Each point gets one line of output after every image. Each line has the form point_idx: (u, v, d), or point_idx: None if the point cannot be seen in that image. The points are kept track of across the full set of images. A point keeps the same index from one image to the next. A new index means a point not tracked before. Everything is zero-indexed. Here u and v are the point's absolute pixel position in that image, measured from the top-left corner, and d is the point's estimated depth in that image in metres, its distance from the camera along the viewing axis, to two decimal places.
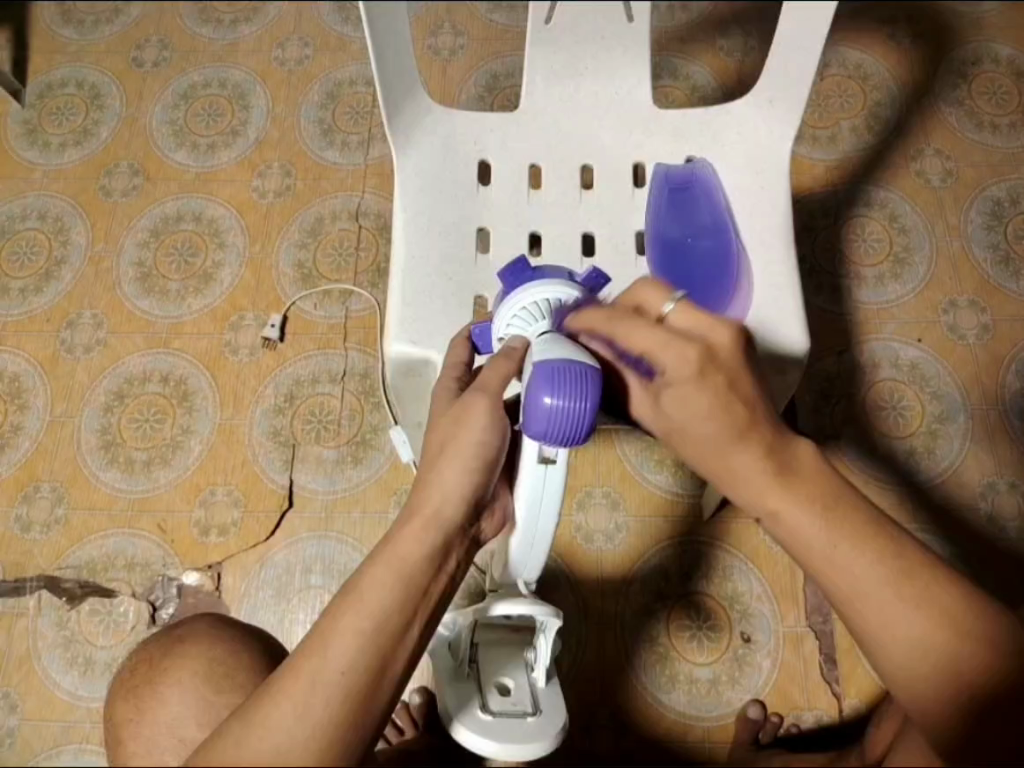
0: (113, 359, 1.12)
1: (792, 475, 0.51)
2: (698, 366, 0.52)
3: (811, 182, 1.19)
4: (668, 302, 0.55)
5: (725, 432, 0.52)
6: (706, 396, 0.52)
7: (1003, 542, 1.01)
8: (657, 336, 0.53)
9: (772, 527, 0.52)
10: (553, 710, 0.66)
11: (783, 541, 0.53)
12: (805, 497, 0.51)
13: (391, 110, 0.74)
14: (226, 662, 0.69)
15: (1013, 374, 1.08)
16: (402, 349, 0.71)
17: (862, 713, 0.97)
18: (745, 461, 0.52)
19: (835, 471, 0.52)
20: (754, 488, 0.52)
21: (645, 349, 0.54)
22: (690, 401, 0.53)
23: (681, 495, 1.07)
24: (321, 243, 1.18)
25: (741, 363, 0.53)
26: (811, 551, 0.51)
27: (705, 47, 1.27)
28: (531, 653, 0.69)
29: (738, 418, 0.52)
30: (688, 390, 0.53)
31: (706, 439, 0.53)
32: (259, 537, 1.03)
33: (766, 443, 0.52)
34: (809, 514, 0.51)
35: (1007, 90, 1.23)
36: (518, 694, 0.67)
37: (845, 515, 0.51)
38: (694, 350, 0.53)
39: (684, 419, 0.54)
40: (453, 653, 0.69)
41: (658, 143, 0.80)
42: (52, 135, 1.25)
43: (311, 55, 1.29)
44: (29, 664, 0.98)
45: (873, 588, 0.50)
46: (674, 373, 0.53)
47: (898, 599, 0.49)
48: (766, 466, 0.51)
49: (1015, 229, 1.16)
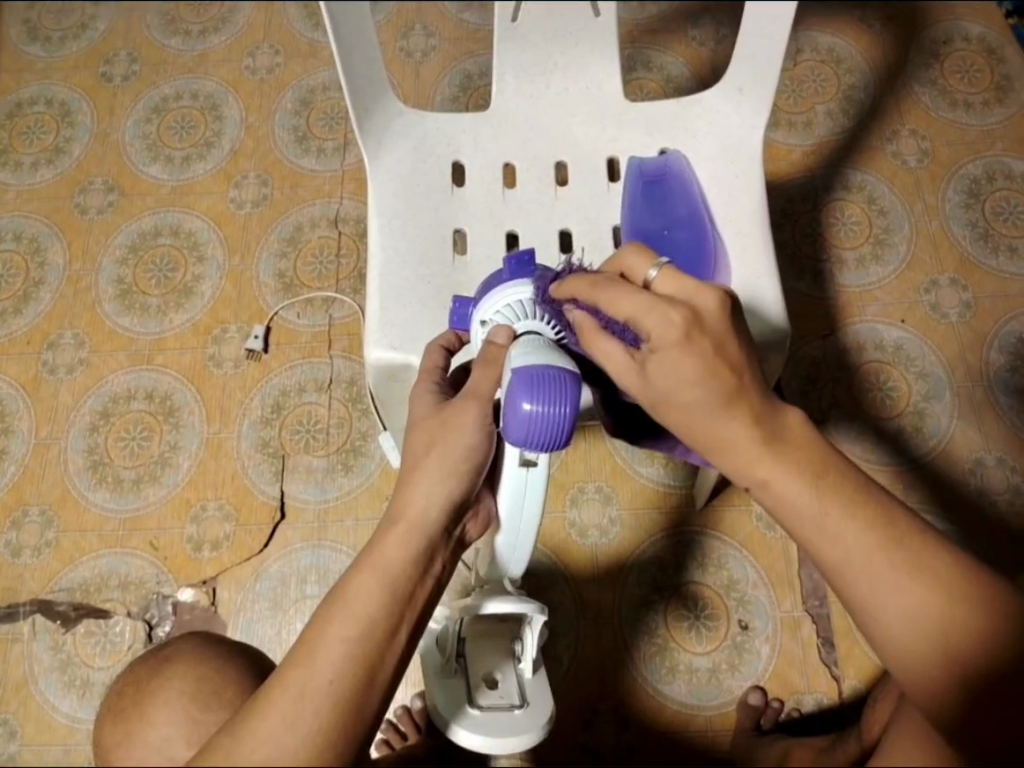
0: (96, 378, 1.11)
1: (782, 442, 0.52)
2: (685, 330, 0.51)
3: (789, 168, 1.19)
4: (652, 269, 0.56)
5: (715, 396, 0.51)
6: (693, 360, 0.51)
7: (995, 517, 1.01)
8: (642, 300, 0.52)
9: (763, 498, 0.53)
10: (540, 701, 0.67)
11: (774, 511, 0.53)
12: (794, 463, 0.51)
13: (361, 113, 0.73)
14: (213, 680, 0.69)
15: (997, 350, 1.09)
16: (383, 354, 0.71)
17: (862, 695, 0.98)
18: (734, 427, 0.52)
19: (824, 440, 0.53)
20: (743, 456, 0.52)
21: (631, 315, 0.53)
22: (678, 367, 0.51)
23: (674, 486, 1.07)
24: (301, 252, 1.17)
25: (727, 326, 0.52)
26: (802, 517, 0.51)
27: (676, 37, 1.27)
28: (518, 644, 0.68)
29: (726, 386, 0.51)
30: (675, 355, 0.51)
31: (695, 405, 0.52)
32: (252, 550, 1.03)
33: (753, 410, 0.52)
34: (801, 482, 0.51)
35: (979, 67, 1.24)
36: (505, 687, 0.67)
37: (835, 481, 0.51)
38: (680, 312, 0.51)
39: (670, 387, 0.52)
40: (441, 650, 0.68)
41: (632, 136, 0.79)
42: (24, 155, 1.24)
43: (282, 63, 1.28)
44: (26, 690, 0.97)
45: (866, 558, 0.50)
46: (659, 338, 0.51)
47: (891, 570, 0.50)
48: (756, 433, 0.52)
49: (993, 206, 1.16)
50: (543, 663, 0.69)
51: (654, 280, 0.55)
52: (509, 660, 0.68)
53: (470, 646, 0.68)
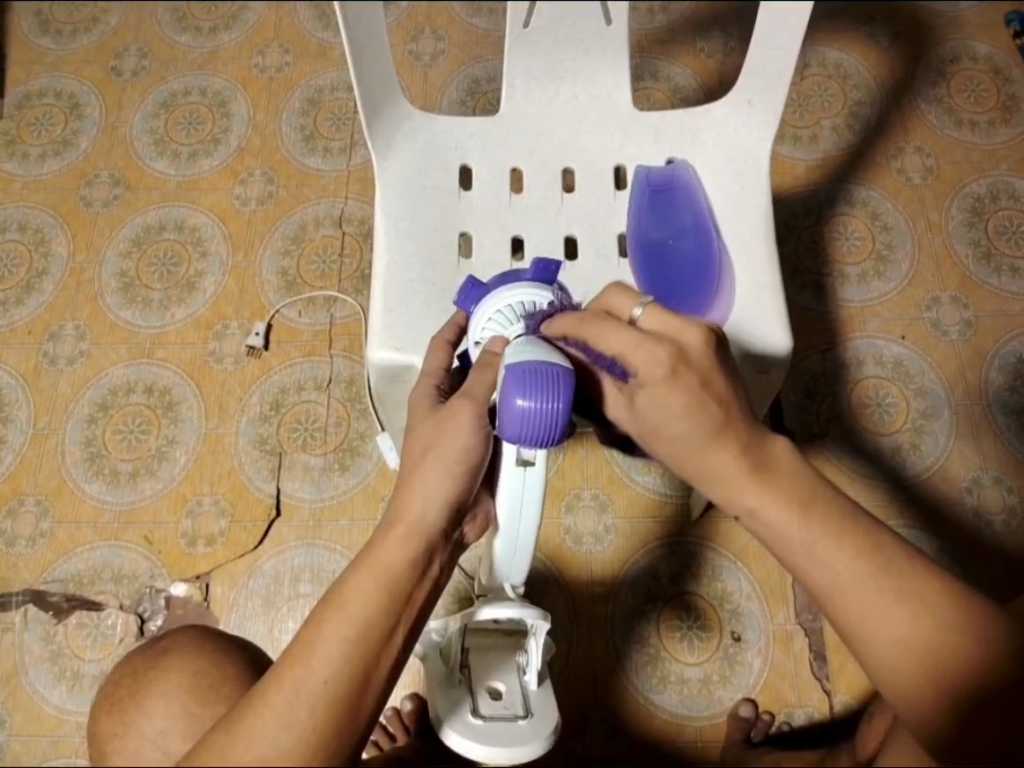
0: (96, 370, 1.12)
1: (769, 472, 0.52)
2: (670, 366, 0.52)
3: (793, 182, 1.19)
4: (638, 305, 0.56)
5: (702, 431, 0.52)
6: (679, 396, 0.52)
7: (989, 536, 1.02)
8: (628, 337, 0.53)
9: (752, 526, 0.54)
10: (545, 713, 0.66)
11: (763, 538, 0.54)
12: (782, 494, 0.52)
13: (371, 116, 0.74)
14: (211, 675, 0.69)
15: (996, 370, 1.09)
16: (385, 355, 0.71)
17: (853, 710, 0.98)
18: (721, 459, 0.52)
19: (814, 472, 0.54)
20: (731, 486, 0.53)
21: (619, 350, 0.54)
22: (665, 403, 0.53)
23: (668, 496, 1.07)
24: (304, 250, 1.17)
25: (712, 362, 0.53)
26: (791, 547, 0.52)
27: (685, 49, 1.27)
28: (523, 656, 0.68)
29: (712, 420, 0.52)
30: (661, 391, 0.52)
31: (683, 439, 0.53)
32: (246, 546, 1.03)
33: (741, 440, 0.52)
34: (787, 510, 0.52)
35: (986, 87, 1.24)
36: (510, 698, 0.66)
37: (822, 511, 0.52)
38: (665, 350, 0.52)
39: (659, 420, 0.54)
40: (446, 660, 0.69)
41: (639, 146, 0.80)
42: (31, 146, 1.24)
43: (291, 62, 1.28)
44: (16, 679, 0.97)
45: (853, 581, 0.51)
46: (646, 374, 0.53)
47: (880, 594, 0.50)
48: (743, 464, 0.52)
49: (995, 225, 1.16)
50: (548, 676, 0.69)
51: (639, 318, 0.56)
52: (514, 671, 0.68)
53: (473, 656, 0.68)
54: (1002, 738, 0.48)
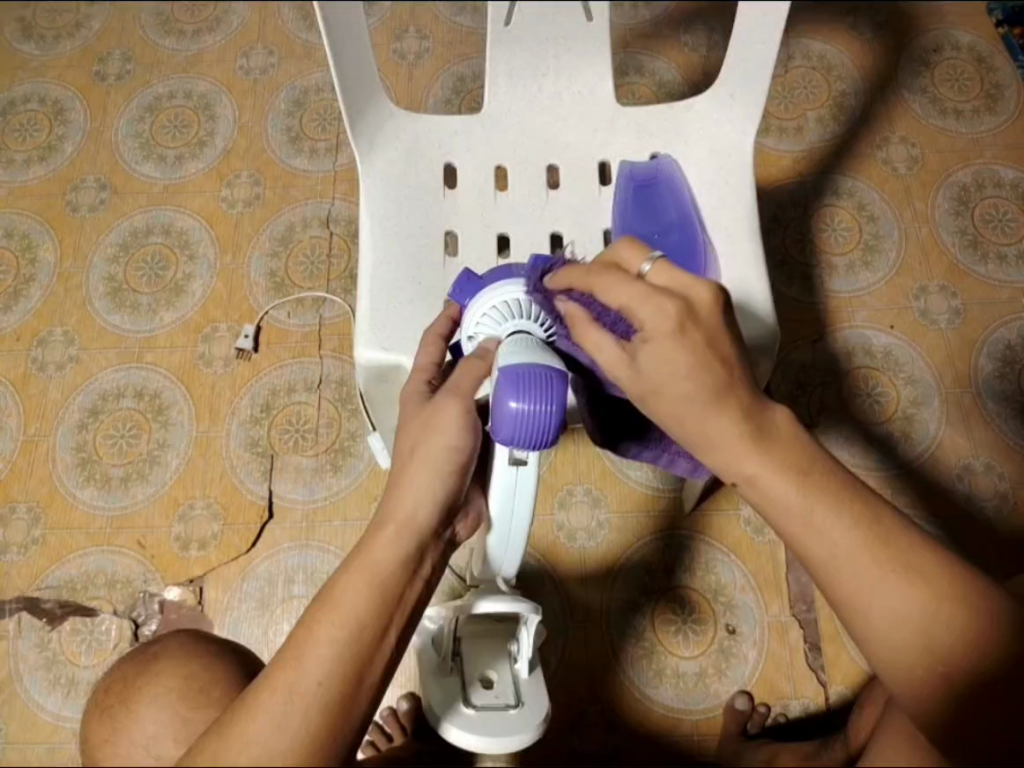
0: (85, 375, 1.11)
1: (769, 439, 0.52)
2: (679, 321, 0.51)
3: (779, 174, 1.19)
4: (647, 261, 0.55)
5: (706, 391, 0.51)
6: (687, 352, 0.51)
7: (981, 523, 1.02)
8: (636, 290, 0.52)
9: (750, 494, 0.53)
10: (535, 702, 0.66)
11: (761, 507, 0.53)
12: (782, 461, 0.51)
13: (353, 116, 0.74)
14: (202, 677, 0.68)
15: (985, 358, 1.09)
16: (373, 354, 0.71)
17: (849, 700, 0.98)
18: (722, 425, 0.52)
19: (814, 439, 0.53)
20: (733, 452, 0.52)
21: (624, 303, 0.53)
22: (671, 358, 0.51)
23: (661, 490, 1.07)
24: (292, 252, 1.17)
25: (720, 321, 0.52)
26: (789, 518, 0.51)
27: (670, 43, 1.27)
28: (515, 644, 0.68)
29: (717, 379, 0.51)
30: (668, 345, 0.51)
31: (688, 399, 0.52)
32: (239, 549, 1.03)
33: (743, 406, 0.52)
34: (787, 479, 0.51)
35: (969, 77, 1.25)
36: (501, 687, 0.66)
37: (822, 479, 0.51)
38: (675, 305, 0.51)
39: (663, 377, 0.52)
40: (438, 648, 0.68)
41: (623, 141, 0.80)
42: (16, 152, 1.24)
43: (276, 63, 1.28)
44: (11, 687, 0.97)
45: (850, 555, 0.50)
46: (653, 327, 0.52)
47: (876, 568, 0.50)
48: (744, 429, 0.51)
49: (981, 214, 1.17)
50: (540, 664, 0.68)
51: (648, 274, 0.55)
52: (505, 660, 0.68)
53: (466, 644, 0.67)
54: (995, 706, 0.49)
